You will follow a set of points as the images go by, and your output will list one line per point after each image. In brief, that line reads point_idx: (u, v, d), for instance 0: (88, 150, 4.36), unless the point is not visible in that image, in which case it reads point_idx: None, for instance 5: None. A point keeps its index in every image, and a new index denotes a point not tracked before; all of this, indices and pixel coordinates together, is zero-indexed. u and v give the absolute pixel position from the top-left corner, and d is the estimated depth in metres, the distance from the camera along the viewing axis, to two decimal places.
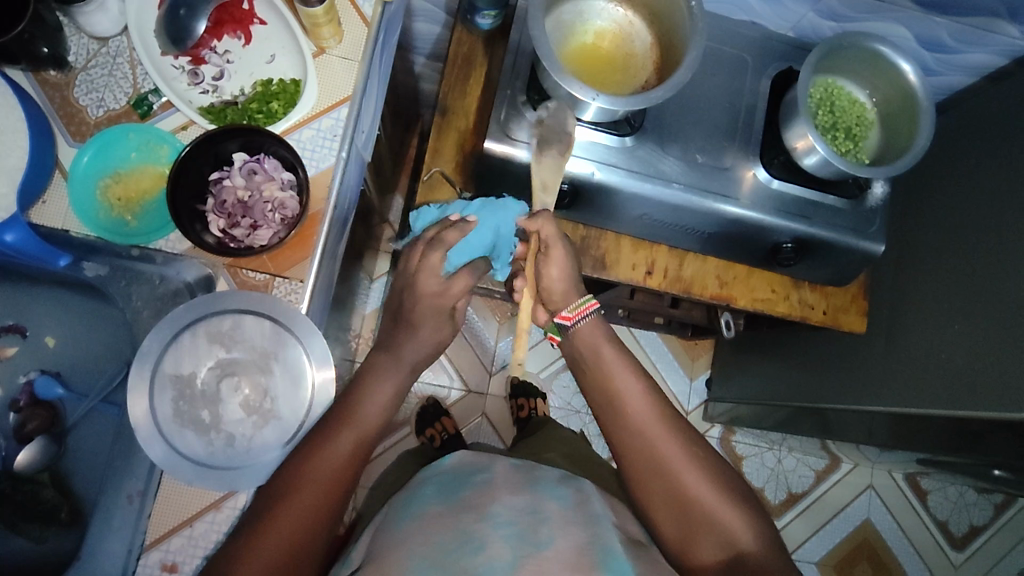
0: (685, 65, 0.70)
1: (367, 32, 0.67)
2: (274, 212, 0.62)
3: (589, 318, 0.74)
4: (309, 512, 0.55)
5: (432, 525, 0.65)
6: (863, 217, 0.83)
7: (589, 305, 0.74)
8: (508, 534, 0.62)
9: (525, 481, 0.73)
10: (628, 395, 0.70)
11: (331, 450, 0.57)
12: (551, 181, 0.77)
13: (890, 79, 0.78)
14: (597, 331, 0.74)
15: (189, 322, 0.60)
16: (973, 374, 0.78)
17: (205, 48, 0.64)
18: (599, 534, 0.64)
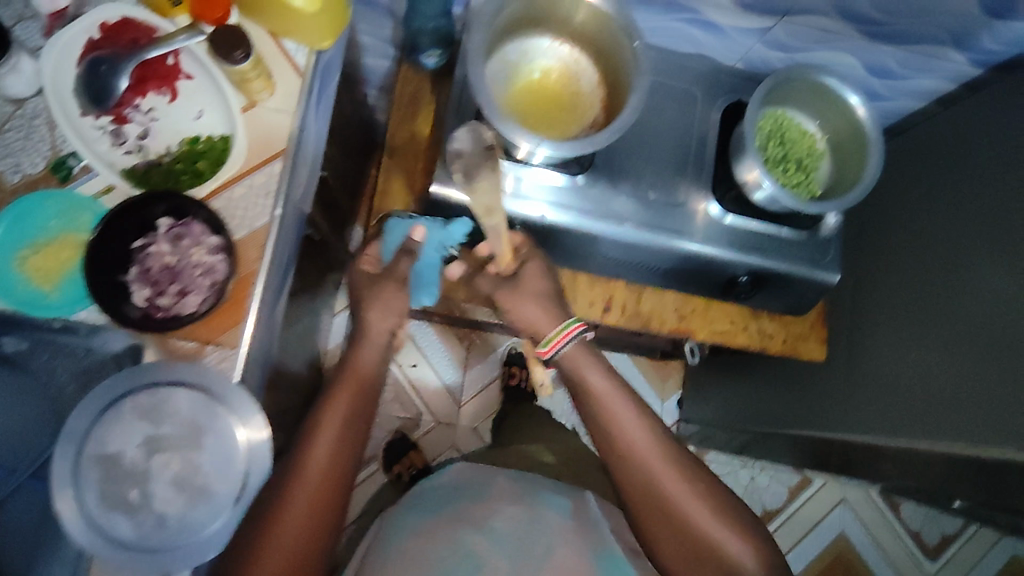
0: (630, 106, 0.69)
1: (301, 83, 0.65)
2: (203, 277, 0.59)
3: (567, 346, 0.75)
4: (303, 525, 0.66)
5: (441, 531, 0.85)
6: (818, 248, 0.82)
7: (573, 327, 0.75)
8: (507, 551, 0.82)
9: (519, 490, 0.92)
10: (622, 427, 0.74)
11: (311, 467, 0.67)
12: (491, 204, 0.71)
13: (839, 110, 0.78)
14: (584, 354, 0.76)
15: (115, 399, 0.59)
16: (958, 408, 0.76)
17: (128, 107, 0.62)
18: (586, 540, 0.86)
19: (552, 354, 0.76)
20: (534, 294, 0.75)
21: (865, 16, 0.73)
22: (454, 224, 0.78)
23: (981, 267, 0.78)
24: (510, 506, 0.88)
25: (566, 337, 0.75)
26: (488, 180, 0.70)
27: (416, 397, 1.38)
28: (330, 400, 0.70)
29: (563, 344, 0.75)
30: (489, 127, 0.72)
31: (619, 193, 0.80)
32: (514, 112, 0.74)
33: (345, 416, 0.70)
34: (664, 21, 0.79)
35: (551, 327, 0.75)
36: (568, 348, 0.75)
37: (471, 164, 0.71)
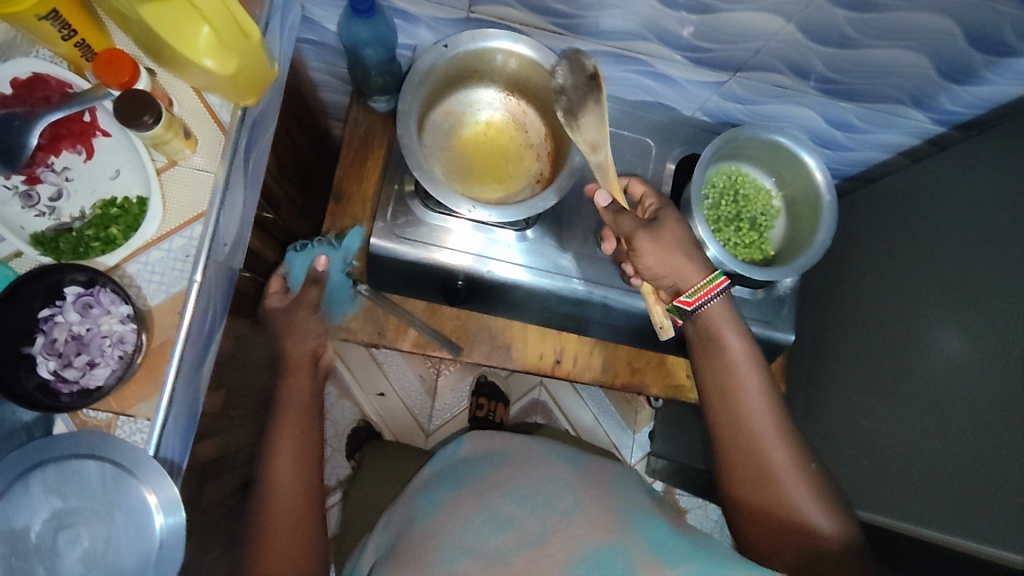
0: (568, 171, 0.67)
1: (225, 142, 0.63)
2: (113, 347, 0.57)
3: (711, 301, 0.67)
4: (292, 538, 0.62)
5: (460, 509, 0.67)
6: (771, 307, 0.80)
7: (718, 284, 0.66)
8: (530, 507, 0.63)
9: (540, 458, 0.75)
10: (734, 385, 0.67)
11: (279, 472, 0.64)
12: (597, 139, 0.64)
13: (794, 170, 0.75)
14: (727, 317, 0.68)
15: (23, 472, 0.56)
16: (922, 456, 0.73)
17: (41, 166, 0.59)
18: (620, 499, 0.66)
19: (695, 307, 0.68)
20: (672, 250, 0.65)
21: (821, 75, 0.71)
22: (347, 237, 0.82)
23: (937, 330, 0.75)
24: (537, 472, 0.70)
25: (710, 292, 0.66)
26: (596, 113, 0.63)
27: (383, 426, 1.36)
28: (282, 416, 0.67)
29: (704, 302, 0.67)
30: (564, 62, 0.65)
31: (567, 249, 0.77)
32: (455, 167, 0.73)
33: (300, 404, 0.68)
34: (617, 72, 0.77)
35: (695, 278, 0.66)
36: (711, 304, 0.67)
37: (574, 102, 0.65)
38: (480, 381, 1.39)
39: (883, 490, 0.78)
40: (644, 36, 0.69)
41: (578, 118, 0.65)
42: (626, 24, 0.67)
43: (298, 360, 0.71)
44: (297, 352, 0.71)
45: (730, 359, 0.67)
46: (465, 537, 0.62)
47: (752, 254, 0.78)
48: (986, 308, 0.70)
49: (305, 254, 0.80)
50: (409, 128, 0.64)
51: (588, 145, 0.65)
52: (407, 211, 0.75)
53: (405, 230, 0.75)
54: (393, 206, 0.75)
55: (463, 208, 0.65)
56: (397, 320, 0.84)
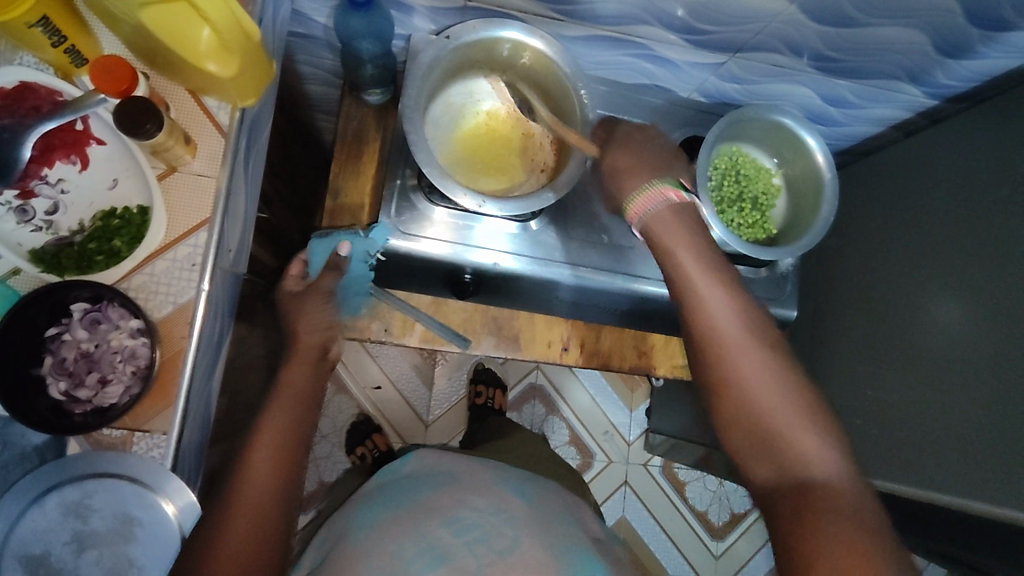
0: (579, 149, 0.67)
1: (226, 145, 0.61)
2: (124, 363, 0.56)
3: (653, 210, 0.62)
4: (247, 544, 0.54)
5: (399, 529, 0.68)
6: (775, 283, 0.82)
7: (658, 191, 0.62)
8: (466, 541, 0.67)
9: (489, 483, 0.77)
10: (720, 337, 0.57)
11: (255, 471, 0.57)
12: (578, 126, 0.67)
13: (798, 150, 0.76)
14: (673, 227, 0.61)
15: (37, 495, 0.55)
16: (932, 423, 0.74)
17: (34, 179, 0.57)
18: (557, 538, 0.70)
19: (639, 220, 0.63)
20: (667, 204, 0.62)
21: (820, 54, 0.72)
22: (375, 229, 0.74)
23: (935, 302, 0.77)
24: (479, 497, 0.73)
25: (649, 200, 0.62)
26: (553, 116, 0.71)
27: (383, 420, 1.35)
28: (272, 409, 0.61)
29: (647, 210, 0.62)
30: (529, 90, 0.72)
31: (573, 237, 0.77)
32: (460, 160, 0.72)
33: (290, 405, 0.62)
34: (615, 57, 0.76)
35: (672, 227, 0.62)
36: (655, 210, 0.62)
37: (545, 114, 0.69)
38: (478, 369, 1.39)
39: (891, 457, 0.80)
40: (645, 20, 0.68)
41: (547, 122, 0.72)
42: (628, 9, 0.66)
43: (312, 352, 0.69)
44: (306, 337, 0.68)
45: (723, 340, 0.57)
46: (398, 561, 0.64)
47: (755, 233, 0.79)
48: (984, 279, 0.72)
49: (330, 242, 0.76)
50: (415, 124, 0.63)
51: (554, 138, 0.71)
52: (411, 206, 0.74)
53: (413, 227, 0.74)
54: (397, 199, 0.74)
55: (461, 200, 0.64)
56: (402, 316, 0.83)
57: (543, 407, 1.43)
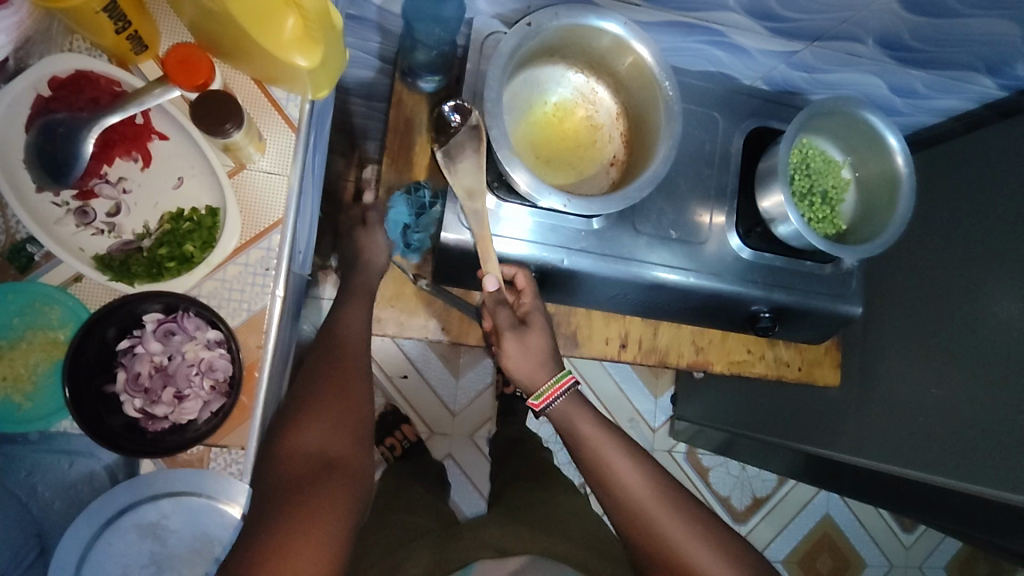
0: (668, 126, 0.63)
1: (296, 141, 0.57)
2: (201, 376, 0.52)
3: (560, 399, 0.66)
4: (337, 397, 0.58)
5: None
6: (839, 280, 0.80)
7: (567, 379, 0.67)
8: None
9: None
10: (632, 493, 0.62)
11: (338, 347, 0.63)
12: (648, 81, 0.64)
13: (876, 149, 0.74)
14: (578, 407, 0.67)
15: (111, 516, 0.51)
16: (1006, 418, 0.74)
17: (94, 177, 0.53)
18: None
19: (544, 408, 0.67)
20: (534, 355, 0.66)
21: (900, 44, 0.69)
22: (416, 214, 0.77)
23: (998, 295, 0.77)
24: None
25: (558, 392, 0.66)
26: (471, 160, 0.65)
27: (409, 409, 1.33)
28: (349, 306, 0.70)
29: (552, 400, 0.66)
30: (553, 75, 0.68)
31: (640, 234, 0.75)
32: (531, 153, 0.68)
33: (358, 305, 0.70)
34: (687, 43, 0.73)
35: (545, 378, 0.66)
36: (560, 403, 0.67)
37: (453, 146, 0.66)
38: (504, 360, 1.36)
39: (957, 456, 0.78)
40: (728, 6, 0.64)
41: (456, 162, 0.66)
42: None
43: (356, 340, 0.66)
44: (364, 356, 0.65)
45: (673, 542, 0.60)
46: None
47: (825, 229, 0.77)
48: None
49: (399, 194, 0.77)
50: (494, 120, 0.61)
51: (466, 192, 0.66)
52: None
53: None
54: None
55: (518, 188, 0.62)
56: (460, 314, 0.80)
57: None
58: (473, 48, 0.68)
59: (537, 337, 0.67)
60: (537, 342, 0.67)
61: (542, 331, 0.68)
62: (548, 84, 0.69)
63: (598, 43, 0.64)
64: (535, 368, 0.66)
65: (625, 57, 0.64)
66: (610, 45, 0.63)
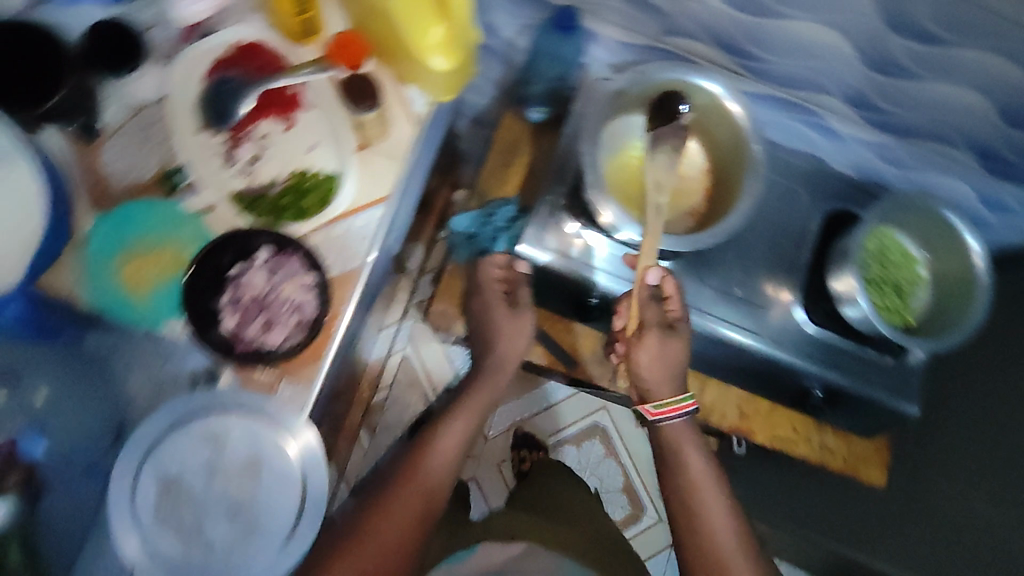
0: (749, 185, 0.67)
1: (411, 131, 0.64)
2: (290, 313, 0.59)
3: (676, 418, 0.68)
4: (394, 534, 0.63)
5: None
6: (900, 376, 0.80)
7: (685, 403, 0.68)
8: None
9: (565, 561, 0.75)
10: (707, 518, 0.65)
11: (426, 475, 0.67)
12: (738, 139, 0.69)
13: (955, 250, 0.74)
14: (687, 433, 0.69)
15: (183, 417, 0.58)
16: None
17: (244, 130, 0.61)
18: None
19: (657, 420, 0.68)
20: (667, 362, 0.67)
21: (996, 154, 0.71)
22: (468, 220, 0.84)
23: None
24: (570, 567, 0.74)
25: (676, 411, 0.67)
26: (668, 151, 0.64)
27: None
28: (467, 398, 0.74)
29: (671, 416, 0.67)
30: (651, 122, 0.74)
31: (707, 285, 0.78)
32: (616, 188, 0.72)
33: (479, 400, 0.74)
34: (782, 118, 0.78)
35: (669, 391, 0.67)
36: (675, 422, 0.68)
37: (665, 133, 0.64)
38: (547, 396, 1.35)
39: None
40: (823, 87, 0.71)
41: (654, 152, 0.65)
42: (808, 74, 0.69)
43: (448, 454, 0.70)
44: (438, 481, 0.68)
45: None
46: None
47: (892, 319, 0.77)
48: None
49: (476, 211, 0.84)
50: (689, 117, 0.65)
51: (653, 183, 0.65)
52: (559, 222, 0.75)
53: (553, 240, 0.75)
54: (545, 213, 0.75)
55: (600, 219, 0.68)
56: None
57: (601, 448, 1.36)
58: (581, 88, 0.75)
59: (671, 341, 0.67)
60: (666, 347, 0.67)
61: (670, 338, 0.68)
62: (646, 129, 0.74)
63: (697, 97, 0.69)
64: (664, 376, 0.67)
65: (720, 115, 0.69)
66: (708, 102, 0.69)
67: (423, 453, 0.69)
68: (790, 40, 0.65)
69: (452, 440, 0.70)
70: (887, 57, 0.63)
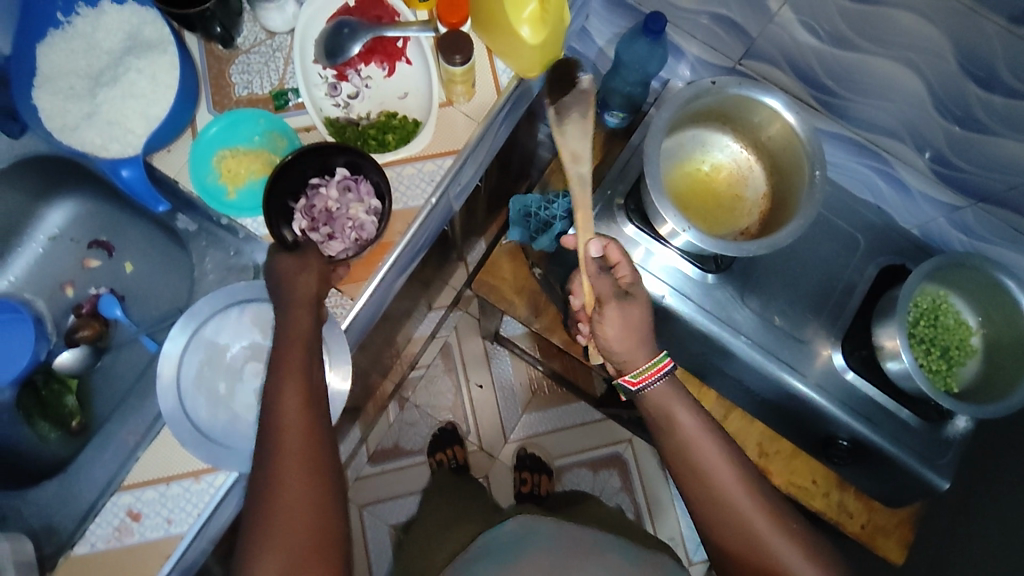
0: (802, 208, 0.67)
1: (496, 99, 0.71)
2: (352, 230, 0.66)
3: (655, 384, 0.63)
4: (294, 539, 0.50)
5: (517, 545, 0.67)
6: (934, 445, 0.76)
7: (664, 364, 0.64)
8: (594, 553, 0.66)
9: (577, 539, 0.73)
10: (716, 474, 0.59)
11: (286, 449, 0.52)
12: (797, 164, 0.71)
13: (1014, 322, 0.72)
14: (676, 396, 0.63)
15: (242, 299, 0.65)
16: None
17: (351, 68, 0.70)
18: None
19: (639, 390, 0.64)
20: (634, 328, 0.64)
21: None
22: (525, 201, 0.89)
23: None
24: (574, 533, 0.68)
25: (657, 374, 0.63)
26: (578, 123, 0.64)
27: (470, 419, 1.31)
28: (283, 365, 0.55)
29: (648, 384, 0.63)
30: (718, 140, 0.77)
31: (746, 307, 0.79)
32: (674, 196, 0.77)
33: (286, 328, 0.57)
34: (853, 161, 0.80)
35: (642, 358, 0.64)
36: (656, 388, 0.64)
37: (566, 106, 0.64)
38: (573, 412, 1.33)
39: None
40: (898, 134, 0.72)
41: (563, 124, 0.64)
42: (882, 116, 0.71)
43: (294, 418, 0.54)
44: (303, 443, 0.53)
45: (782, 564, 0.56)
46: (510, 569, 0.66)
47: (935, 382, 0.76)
48: None
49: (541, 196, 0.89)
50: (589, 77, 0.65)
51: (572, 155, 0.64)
52: (611, 218, 0.78)
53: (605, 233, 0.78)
54: (600, 207, 0.78)
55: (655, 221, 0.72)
56: (556, 314, 0.90)
57: (617, 480, 1.30)
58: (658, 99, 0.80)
59: (632, 306, 0.64)
60: (637, 319, 0.64)
61: (635, 304, 0.65)
62: (711, 146, 0.77)
63: (763, 118, 0.72)
64: (632, 347, 0.64)
65: (783, 139, 0.72)
66: (773, 125, 0.72)
67: (269, 437, 0.53)
68: (867, 76, 0.67)
69: (294, 408, 0.54)
70: (964, 108, 0.63)
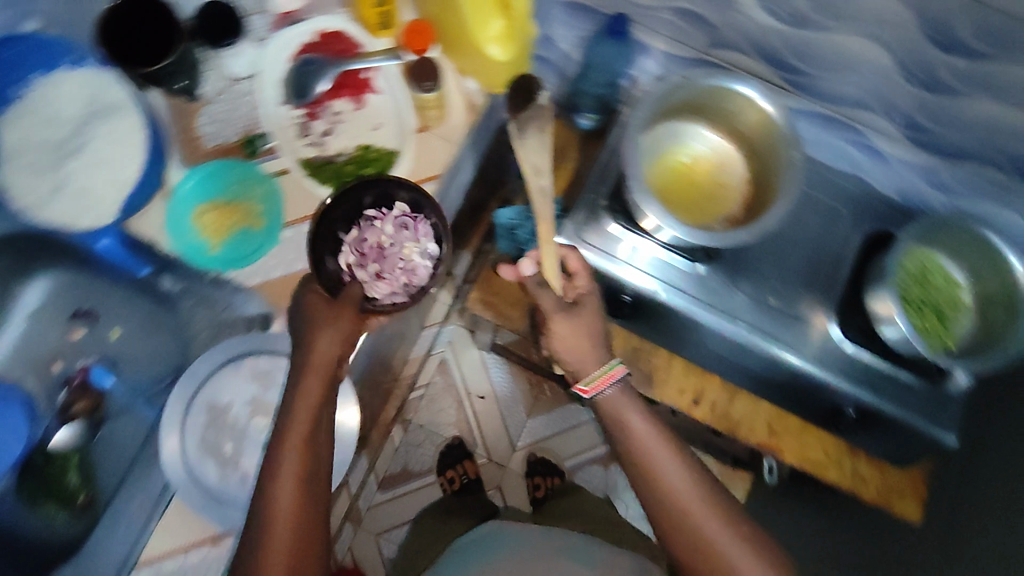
0: (783, 188, 0.68)
1: (469, 119, 0.70)
2: (404, 271, 0.63)
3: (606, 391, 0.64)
4: None
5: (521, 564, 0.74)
6: (937, 403, 0.78)
7: (616, 370, 0.64)
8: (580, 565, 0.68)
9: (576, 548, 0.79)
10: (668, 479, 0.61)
11: (278, 521, 0.53)
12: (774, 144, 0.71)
13: (1000, 274, 0.73)
14: (627, 401, 0.64)
15: (235, 355, 0.65)
16: None
17: (321, 105, 0.69)
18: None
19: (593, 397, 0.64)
20: (582, 336, 0.64)
21: None
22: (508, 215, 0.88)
23: None
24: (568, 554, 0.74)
25: (609, 380, 0.64)
26: (536, 135, 0.64)
27: (477, 432, 1.30)
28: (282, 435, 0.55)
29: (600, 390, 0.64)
30: (693, 132, 0.78)
31: (739, 293, 0.79)
32: (656, 191, 0.77)
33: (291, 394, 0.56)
34: (825, 136, 0.81)
35: (594, 364, 0.65)
36: (609, 394, 0.64)
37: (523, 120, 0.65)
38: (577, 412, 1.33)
39: None
40: (867, 104, 0.73)
41: (522, 136, 0.64)
42: (851, 89, 0.72)
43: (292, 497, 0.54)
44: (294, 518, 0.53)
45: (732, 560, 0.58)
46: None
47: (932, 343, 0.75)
48: None
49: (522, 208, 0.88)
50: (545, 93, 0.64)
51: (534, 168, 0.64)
52: (598, 221, 0.77)
53: (592, 237, 0.77)
54: (586, 212, 0.78)
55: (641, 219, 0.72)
56: None
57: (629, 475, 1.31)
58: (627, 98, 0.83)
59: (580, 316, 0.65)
60: (584, 330, 0.65)
61: (585, 316, 0.66)
62: (687, 138, 0.78)
63: (735, 104, 0.72)
64: (583, 354, 0.64)
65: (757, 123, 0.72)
66: (746, 110, 0.72)
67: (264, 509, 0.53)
68: (833, 54, 0.68)
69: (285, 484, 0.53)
70: (929, 73, 0.64)
